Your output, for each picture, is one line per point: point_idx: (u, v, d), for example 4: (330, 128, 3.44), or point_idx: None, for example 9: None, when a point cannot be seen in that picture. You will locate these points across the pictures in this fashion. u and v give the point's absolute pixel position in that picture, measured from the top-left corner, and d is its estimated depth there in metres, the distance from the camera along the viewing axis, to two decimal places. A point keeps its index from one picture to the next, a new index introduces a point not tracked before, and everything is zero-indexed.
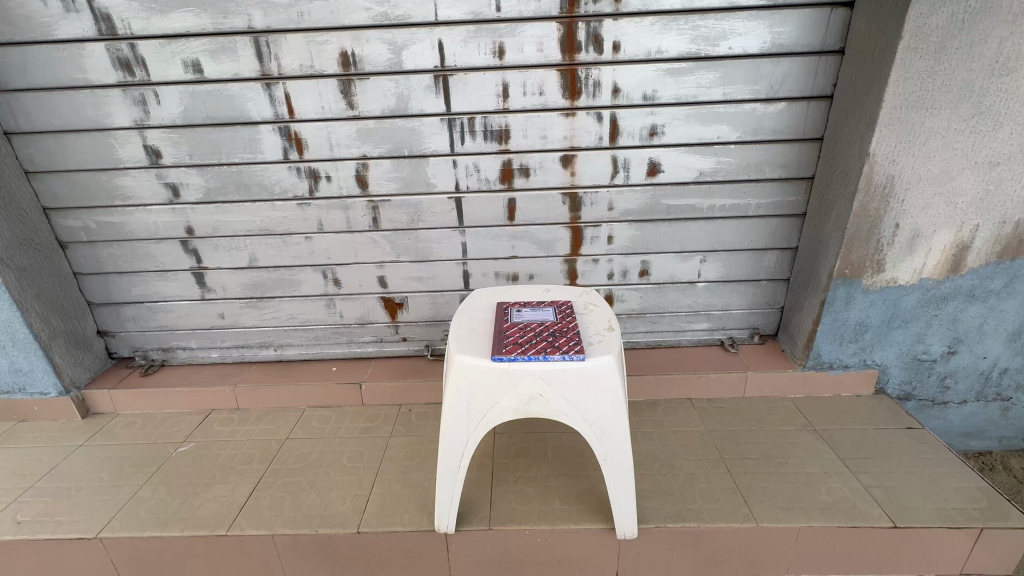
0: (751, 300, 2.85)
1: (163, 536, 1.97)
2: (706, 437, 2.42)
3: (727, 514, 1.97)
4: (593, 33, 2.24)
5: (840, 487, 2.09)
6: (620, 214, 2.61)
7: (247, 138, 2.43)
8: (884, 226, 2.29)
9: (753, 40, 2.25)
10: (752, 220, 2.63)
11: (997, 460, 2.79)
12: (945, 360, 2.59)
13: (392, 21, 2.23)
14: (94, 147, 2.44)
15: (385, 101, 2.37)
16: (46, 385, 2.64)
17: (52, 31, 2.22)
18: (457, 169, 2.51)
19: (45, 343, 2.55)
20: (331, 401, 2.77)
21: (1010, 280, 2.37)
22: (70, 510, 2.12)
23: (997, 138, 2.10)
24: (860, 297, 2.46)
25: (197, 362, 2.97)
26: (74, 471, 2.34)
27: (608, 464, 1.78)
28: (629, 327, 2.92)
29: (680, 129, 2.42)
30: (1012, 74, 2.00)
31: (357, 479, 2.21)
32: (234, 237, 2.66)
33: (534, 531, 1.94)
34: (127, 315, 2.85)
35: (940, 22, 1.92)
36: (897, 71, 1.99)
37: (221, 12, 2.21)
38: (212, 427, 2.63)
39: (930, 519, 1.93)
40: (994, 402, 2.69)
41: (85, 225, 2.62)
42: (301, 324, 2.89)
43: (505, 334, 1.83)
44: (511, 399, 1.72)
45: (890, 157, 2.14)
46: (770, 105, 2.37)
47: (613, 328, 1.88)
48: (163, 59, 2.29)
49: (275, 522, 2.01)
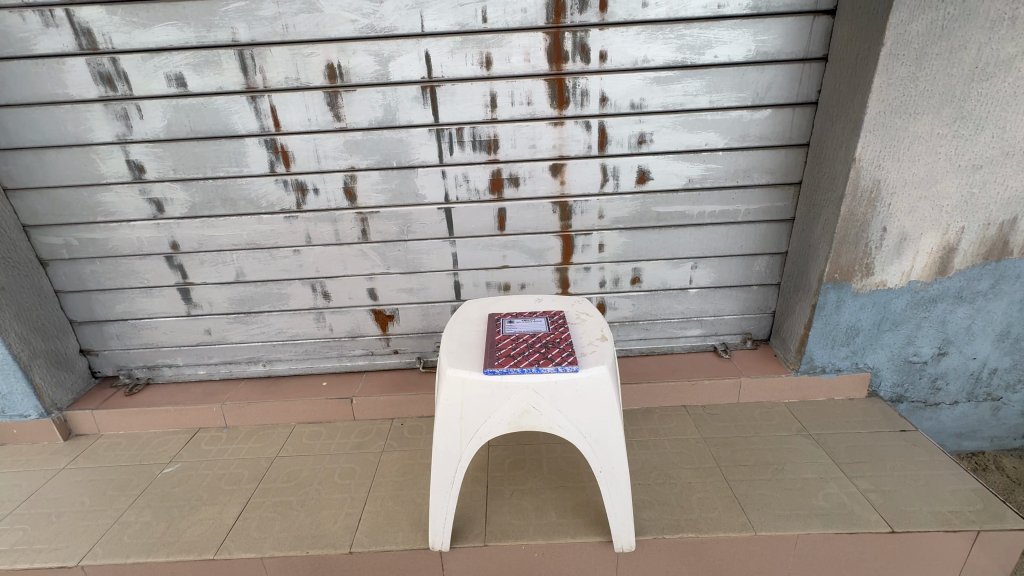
0: (742, 305, 2.85)
1: (148, 561, 1.91)
2: (701, 445, 2.41)
3: (724, 523, 1.95)
4: (579, 43, 2.25)
5: (837, 492, 2.08)
6: (610, 222, 2.61)
7: (233, 151, 2.40)
8: (872, 229, 2.30)
9: (738, 48, 2.27)
10: (741, 226, 2.64)
11: (989, 459, 2.81)
12: (935, 361, 2.60)
13: (378, 33, 2.22)
14: (74, 163, 2.39)
15: (373, 113, 2.35)
16: (27, 408, 2.56)
17: (31, 46, 2.18)
18: (446, 179, 2.50)
19: (25, 364, 2.47)
20: (321, 416, 2.72)
21: (997, 281, 2.40)
22: (50, 537, 2.05)
23: (979, 142, 2.13)
24: (851, 300, 2.47)
25: (184, 380, 2.91)
26: (54, 496, 2.27)
27: (604, 476, 1.75)
28: (622, 335, 2.91)
29: (668, 136, 2.42)
30: (991, 79, 2.03)
31: (349, 498, 2.16)
32: (220, 252, 2.61)
33: (531, 546, 1.90)
34: (111, 333, 2.79)
35: (921, 29, 1.94)
36: (880, 77, 2.01)
37: (205, 26, 2.19)
38: (198, 447, 2.57)
39: (927, 524, 1.92)
40: (985, 403, 2.71)
41: (67, 242, 2.56)
42: (290, 338, 2.85)
43: (497, 347, 1.80)
44: (504, 412, 1.69)
45: (875, 162, 2.16)
46: (756, 111, 2.39)
47: (606, 337, 1.86)
48: (145, 74, 2.25)
49: (264, 543, 1.95)
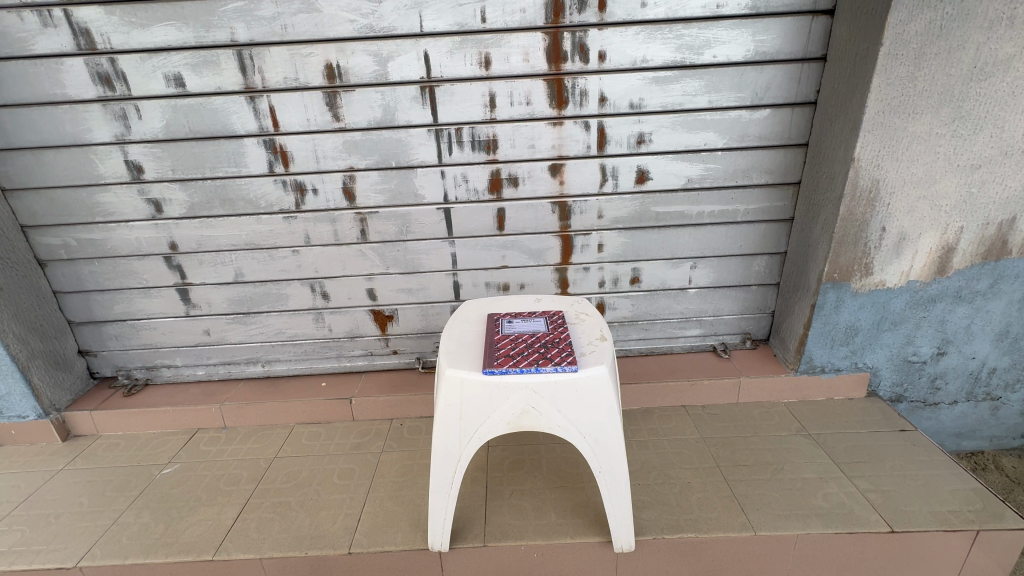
0: (742, 305, 2.85)
1: (147, 562, 1.91)
2: (701, 445, 2.41)
3: (723, 523, 1.95)
4: (578, 44, 2.25)
5: (836, 492, 2.08)
6: (609, 222, 2.61)
7: (231, 152, 2.40)
8: (871, 229, 2.30)
9: (737, 48, 2.27)
10: (740, 226, 2.64)
11: (988, 459, 2.81)
12: (934, 361, 2.61)
13: (377, 33, 2.22)
14: (73, 163, 2.39)
15: (372, 113, 2.35)
16: (25, 409, 2.56)
17: (29, 46, 2.18)
18: (445, 179, 2.50)
19: (23, 365, 2.47)
20: (320, 416, 2.72)
21: (996, 281, 2.40)
22: (49, 538, 2.04)
23: (978, 142, 2.13)
24: (850, 300, 2.47)
25: (182, 381, 2.91)
26: (52, 498, 2.26)
27: (604, 476, 1.75)
28: (621, 335, 2.91)
29: (668, 136, 2.42)
30: (990, 79, 2.03)
31: (348, 498, 2.16)
32: (219, 252, 2.61)
33: (531, 547, 1.90)
34: (109, 333, 2.78)
35: (919, 29, 1.94)
36: (879, 77, 2.01)
37: (203, 26, 2.19)
38: (197, 447, 2.56)
39: (927, 524, 1.92)
40: (984, 402, 2.71)
41: (65, 243, 2.56)
42: (289, 339, 2.84)
43: (496, 347, 1.80)
44: (504, 413, 1.69)
45: (874, 161, 2.16)
46: (755, 111, 2.39)
47: (605, 338, 1.86)
48: (143, 74, 2.25)
49: (263, 544, 1.95)
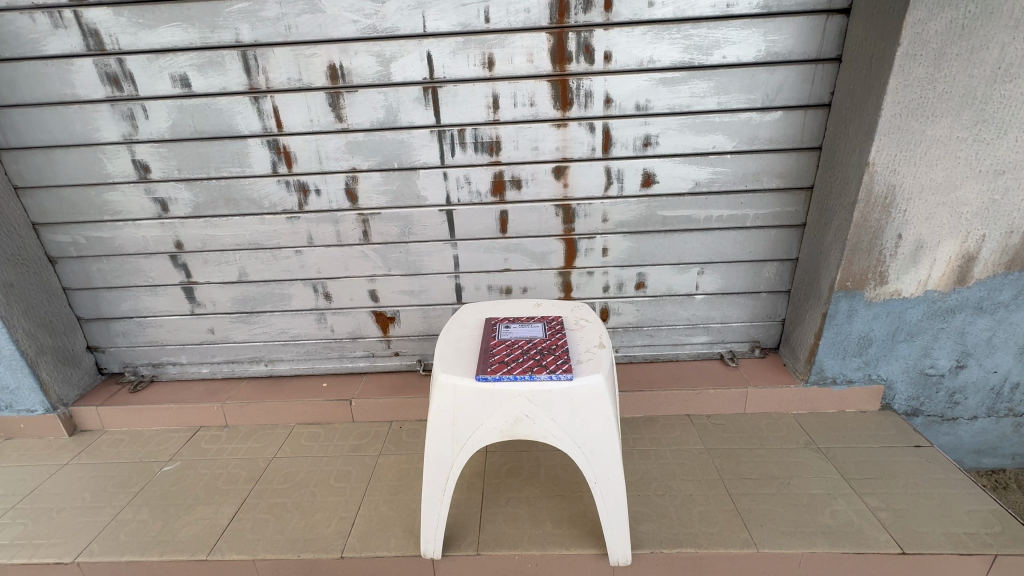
0: (751, 312, 2.77)
1: (142, 561, 1.91)
2: (705, 456, 2.34)
3: (724, 539, 1.89)
4: (583, 44, 2.21)
5: (844, 509, 2.00)
6: (615, 225, 2.56)
7: (236, 152, 2.41)
8: (886, 236, 2.21)
9: (747, 48, 2.21)
10: (750, 231, 2.57)
11: (1010, 478, 2.68)
12: (953, 374, 2.50)
13: (380, 33, 2.21)
14: (82, 162, 2.43)
15: (374, 113, 2.34)
16: (33, 402, 2.60)
17: (41, 47, 2.22)
18: (447, 180, 2.47)
19: (32, 360, 2.51)
20: (321, 417, 2.72)
21: (1020, 292, 2.29)
22: (50, 532, 2.07)
23: (1002, 146, 2.03)
24: (863, 310, 2.38)
25: (187, 378, 2.94)
26: (56, 492, 2.29)
27: (599, 488, 1.70)
28: (626, 340, 2.85)
29: (675, 138, 2.37)
30: (1015, 81, 1.93)
31: (344, 500, 2.15)
32: (224, 251, 2.62)
33: (525, 557, 1.86)
34: (117, 330, 2.82)
35: (940, 27, 1.86)
36: (896, 79, 1.93)
37: (209, 27, 2.20)
38: (198, 446, 2.58)
39: (941, 545, 1.83)
40: (1006, 418, 2.59)
41: (75, 240, 2.60)
42: (291, 339, 2.85)
43: (492, 353, 1.77)
44: (497, 421, 1.66)
45: (890, 166, 2.07)
46: (766, 114, 2.32)
47: (603, 345, 1.81)
48: (151, 74, 2.27)
49: (257, 546, 1.94)
